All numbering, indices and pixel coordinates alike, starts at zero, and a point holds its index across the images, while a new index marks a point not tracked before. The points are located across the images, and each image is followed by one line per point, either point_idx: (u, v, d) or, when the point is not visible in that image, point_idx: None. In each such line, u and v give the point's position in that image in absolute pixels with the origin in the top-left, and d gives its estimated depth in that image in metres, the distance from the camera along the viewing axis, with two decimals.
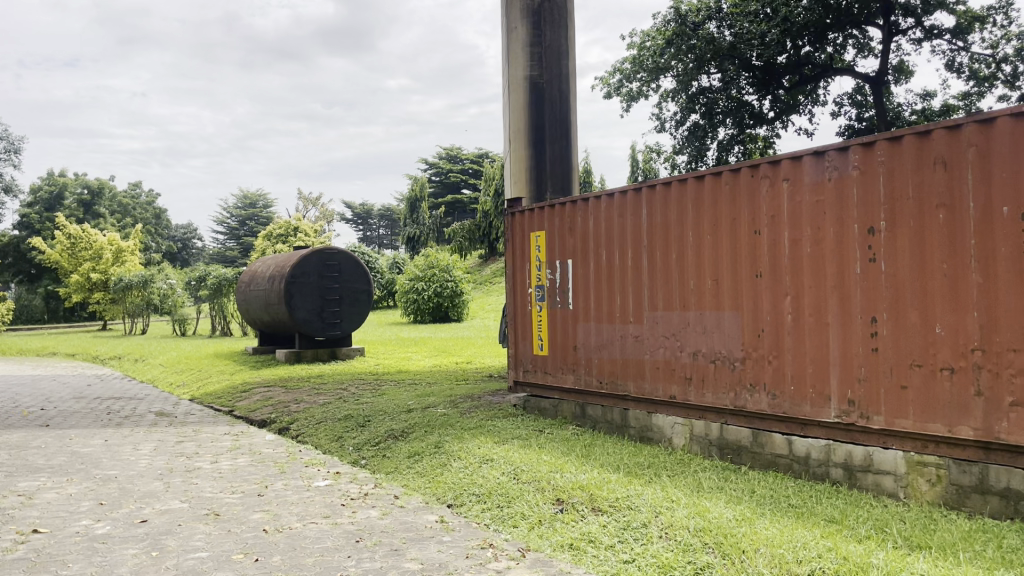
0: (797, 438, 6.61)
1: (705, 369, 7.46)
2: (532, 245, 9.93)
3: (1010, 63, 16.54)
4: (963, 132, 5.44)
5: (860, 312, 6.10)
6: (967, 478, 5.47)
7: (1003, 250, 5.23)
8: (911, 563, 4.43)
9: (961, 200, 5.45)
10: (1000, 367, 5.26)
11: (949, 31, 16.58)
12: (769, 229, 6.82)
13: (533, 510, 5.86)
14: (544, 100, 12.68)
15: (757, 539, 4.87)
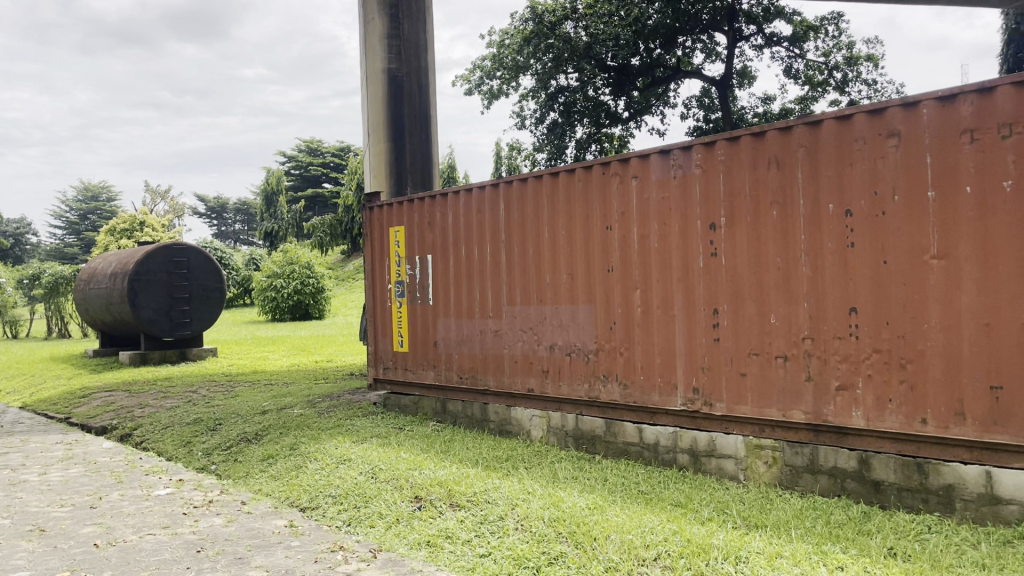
0: (647, 426, 6.84)
1: (561, 361, 7.60)
2: (391, 240, 9.81)
3: (840, 70, 17.78)
4: (793, 134, 5.78)
5: (703, 304, 6.38)
6: (799, 459, 5.81)
7: (829, 244, 5.58)
8: (748, 542, 4.66)
9: (793, 197, 5.78)
10: (827, 354, 5.62)
11: (787, 39, 17.61)
12: (619, 225, 7.02)
13: (390, 509, 5.77)
14: (403, 93, 12.56)
15: (607, 526, 5.00)
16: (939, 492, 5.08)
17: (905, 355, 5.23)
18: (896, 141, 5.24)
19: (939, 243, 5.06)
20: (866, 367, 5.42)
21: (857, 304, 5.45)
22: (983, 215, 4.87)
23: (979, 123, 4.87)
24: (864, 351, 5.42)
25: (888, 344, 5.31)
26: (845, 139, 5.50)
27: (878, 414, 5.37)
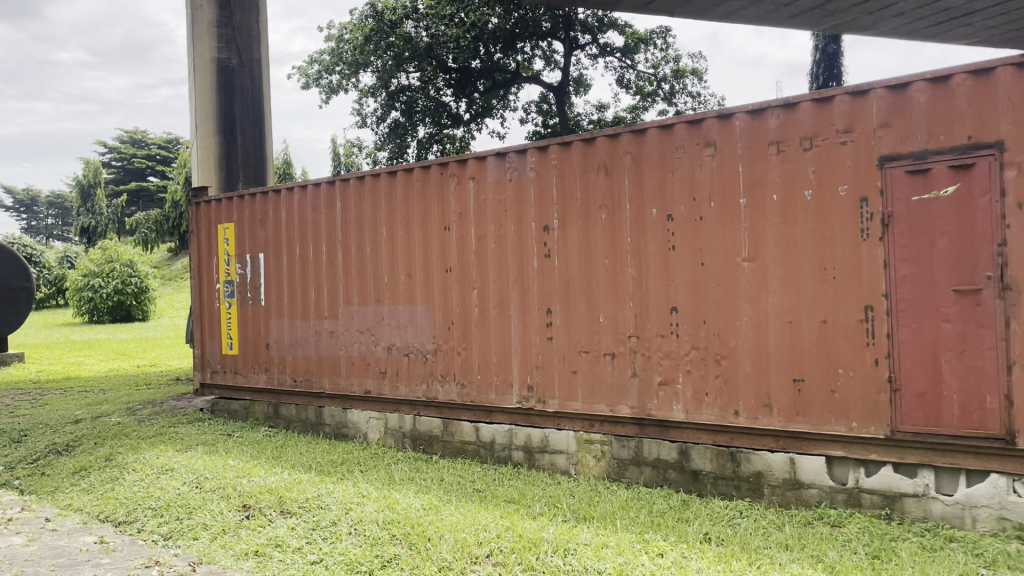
0: (482, 425, 6.91)
1: (398, 362, 7.55)
2: (220, 237, 9.38)
3: (668, 82, 18.74)
4: (620, 141, 6.03)
5: (537, 304, 6.53)
6: (625, 452, 6.05)
7: (653, 247, 5.86)
8: (577, 534, 4.80)
9: (620, 201, 6.03)
10: (651, 351, 5.89)
11: (619, 50, 18.35)
12: (456, 225, 7.06)
13: (216, 519, 5.51)
14: (234, 84, 12.08)
15: (442, 525, 5.01)
16: (750, 478, 5.44)
17: (719, 351, 5.57)
18: (712, 150, 5.57)
19: (749, 247, 5.42)
20: (685, 363, 5.73)
21: (678, 303, 5.75)
22: (787, 221, 5.26)
23: (784, 136, 5.26)
24: (684, 348, 5.73)
25: (705, 341, 5.63)
26: (667, 147, 5.79)
27: (696, 408, 5.68)
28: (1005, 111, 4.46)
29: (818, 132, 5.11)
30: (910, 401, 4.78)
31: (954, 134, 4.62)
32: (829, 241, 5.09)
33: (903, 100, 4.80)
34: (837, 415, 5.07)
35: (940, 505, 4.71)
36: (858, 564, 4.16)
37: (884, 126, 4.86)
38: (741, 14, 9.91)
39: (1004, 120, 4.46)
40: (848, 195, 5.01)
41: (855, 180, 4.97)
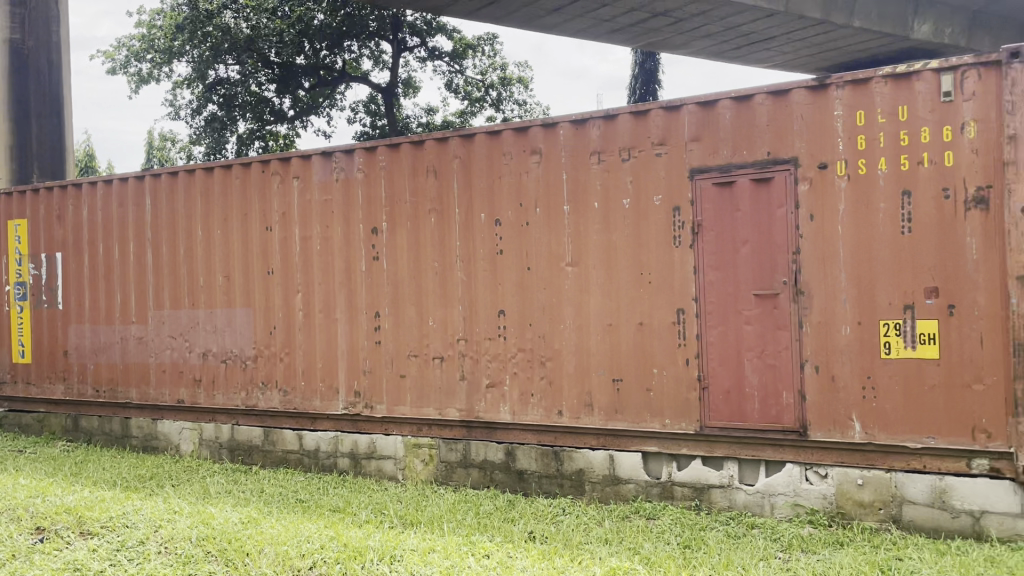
0: (306, 432, 6.70)
1: (215, 369, 7.16)
2: (10, 235, 8.53)
3: (496, 89, 19.05)
4: (449, 145, 6.05)
5: (364, 307, 6.41)
6: (453, 455, 6.06)
7: (481, 250, 5.92)
8: (403, 540, 4.75)
9: (448, 204, 6.04)
10: (478, 354, 5.94)
11: (448, 54, 18.44)
12: (280, 226, 6.80)
13: (3, 545, 4.96)
14: (28, 68, 11.07)
15: (261, 539, 4.80)
16: (572, 476, 5.61)
17: (545, 353, 5.70)
18: (537, 157, 5.71)
19: (573, 252, 5.60)
20: (512, 365, 5.81)
21: (505, 307, 5.84)
22: (607, 227, 5.47)
23: (604, 146, 5.48)
24: (510, 350, 5.82)
25: (531, 343, 5.75)
26: (494, 152, 5.87)
27: (522, 409, 5.78)
28: (799, 130, 4.87)
29: (636, 143, 5.36)
30: (717, 398, 5.11)
31: (756, 149, 4.99)
32: (646, 247, 5.35)
33: (711, 116, 5.13)
34: (653, 413, 5.33)
35: (743, 495, 5.07)
36: (670, 554, 4.40)
37: (695, 140, 5.17)
38: (564, 26, 10.25)
39: (798, 138, 4.87)
40: (663, 204, 5.28)
41: (669, 190, 5.26)
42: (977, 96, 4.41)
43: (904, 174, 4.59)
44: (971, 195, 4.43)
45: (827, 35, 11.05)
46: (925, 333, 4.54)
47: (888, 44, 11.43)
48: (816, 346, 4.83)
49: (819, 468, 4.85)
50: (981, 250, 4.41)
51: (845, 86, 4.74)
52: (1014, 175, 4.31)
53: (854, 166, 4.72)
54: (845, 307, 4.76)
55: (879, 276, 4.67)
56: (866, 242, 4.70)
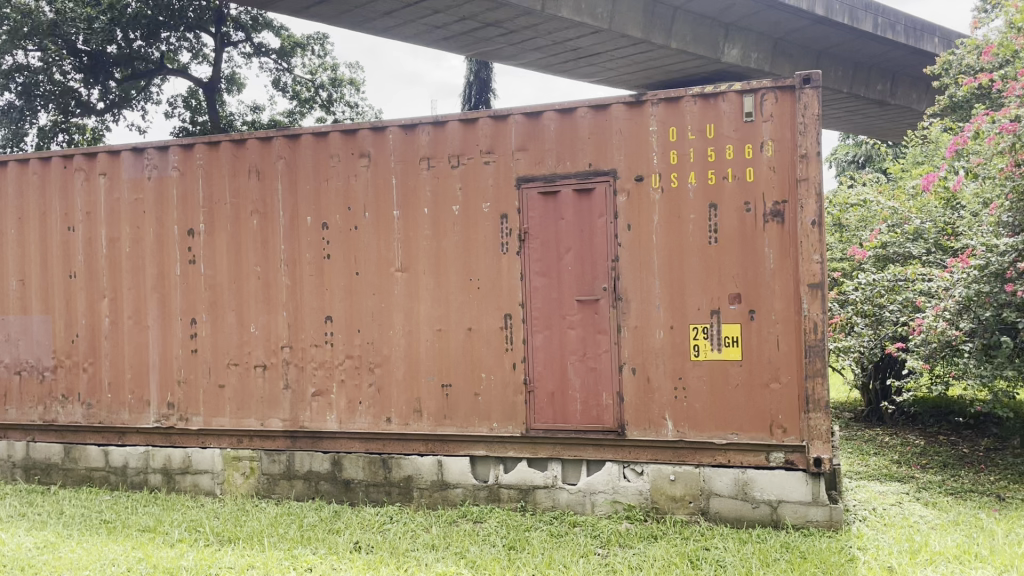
0: (113, 448, 6.24)
1: (8, 382, 6.52)
2: None
3: (326, 89, 18.62)
4: (273, 145, 5.85)
5: (180, 313, 6.06)
6: (276, 467, 5.85)
7: (306, 255, 5.76)
8: (219, 558, 4.52)
9: (272, 206, 5.83)
10: (303, 362, 5.76)
11: (275, 52, 17.82)
12: (84, 226, 6.31)
13: None
14: None
15: (59, 565, 4.41)
16: (400, 483, 5.56)
17: (373, 360, 5.61)
18: (366, 161, 5.63)
19: (402, 257, 5.56)
20: (339, 373, 5.68)
21: (332, 313, 5.70)
22: (436, 233, 5.48)
23: (433, 152, 5.49)
24: (337, 357, 5.69)
25: (358, 350, 5.65)
26: (321, 154, 5.74)
27: (349, 417, 5.66)
28: (617, 143, 5.10)
29: (464, 150, 5.41)
30: (542, 401, 5.24)
31: (578, 160, 5.18)
32: (474, 254, 5.40)
33: (537, 126, 5.27)
34: (481, 417, 5.38)
35: (566, 494, 5.23)
36: (495, 556, 4.45)
37: (521, 149, 5.29)
38: (396, 31, 10.19)
39: (617, 152, 5.10)
40: (491, 211, 5.36)
41: (497, 198, 5.34)
42: (774, 118, 4.80)
43: (712, 189, 4.91)
44: (769, 209, 4.81)
45: (648, 54, 11.64)
46: (729, 337, 4.88)
47: (702, 66, 12.20)
48: (633, 349, 5.06)
49: (636, 466, 5.09)
50: (778, 260, 4.80)
51: (659, 104, 5.01)
52: (805, 192, 4.71)
53: (667, 179, 5.00)
54: (659, 312, 5.02)
55: (689, 284, 4.96)
56: (678, 251, 4.99)
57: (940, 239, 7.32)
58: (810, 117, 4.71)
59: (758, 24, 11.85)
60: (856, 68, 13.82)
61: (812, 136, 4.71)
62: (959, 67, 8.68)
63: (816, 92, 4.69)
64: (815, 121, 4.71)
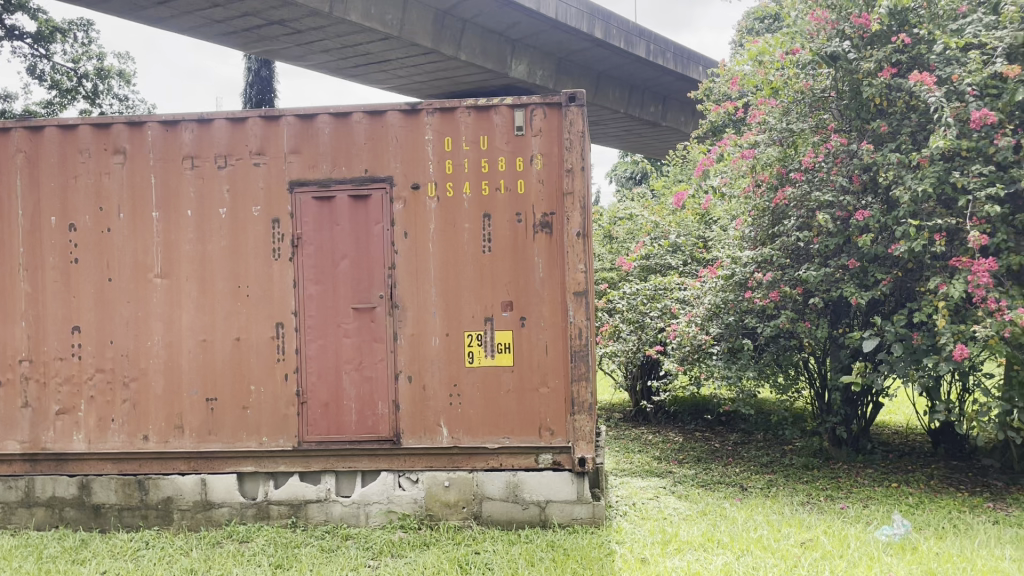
0: None
1: None
2: None
3: (91, 80, 17.14)
4: (11, 136, 5.27)
5: None
6: (12, 494, 5.26)
7: (50, 259, 5.24)
8: None
9: (9, 205, 5.26)
10: (46, 377, 5.23)
11: (30, 36, 16.15)
12: None
13: None
14: None
15: None
16: (158, 505, 5.18)
17: (128, 373, 5.19)
18: (121, 158, 5.21)
19: (162, 262, 5.20)
20: (88, 388, 5.21)
21: (80, 322, 5.22)
22: (201, 237, 5.17)
23: (198, 151, 5.18)
24: (86, 371, 5.21)
25: (111, 363, 5.20)
26: (69, 149, 5.24)
27: (99, 436, 5.20)
28: (393, 150, 5.07)
29: (233, 151, 5.16)
30: (315, 412, 5.08)
31: (353, 165, 5.09)
32: (242, 260, 5.15)
33: (311, 129, 5.12)
34: (248, 431, 5.13)
35: (339, 507, 5.11)
36: None
37: (294, 152, 5.13)
38: (170, 21, 9.57)
39: (392, 159, 5.07)
40: (261, 215, 5.14)
41: (268, 201, 5.14)
42: (543, 132, 4.98)
43: (485, 199, 5.01)
44: (537, 220, 4.98)
45: (437, 65, 11.73)
46: (501, 343, 4.99)
47: (490, 79, 12.49)
48: (408, 357, 5.04)
49: (411, 474, 5.07)
50: (546, 269, 4.98)
51: (434, 113, 5.04)
52: (571, 205, 4.93)
53: (442, 188, 5.04)
54: (434, 320, 5.04)
55: (463, 292, 5.03)
56: (452, 260, 5.04)
57: (693, 250, 8.10)
58: (575, 133, 4.94)
59: (542, 42, 12.32)
60: (632, 90, 14.74)
61: (577, 151, 4.94)
62: (716, 95, 9.30)
63: (580, 110, 4.93)
64: (580, 137, 4.93)
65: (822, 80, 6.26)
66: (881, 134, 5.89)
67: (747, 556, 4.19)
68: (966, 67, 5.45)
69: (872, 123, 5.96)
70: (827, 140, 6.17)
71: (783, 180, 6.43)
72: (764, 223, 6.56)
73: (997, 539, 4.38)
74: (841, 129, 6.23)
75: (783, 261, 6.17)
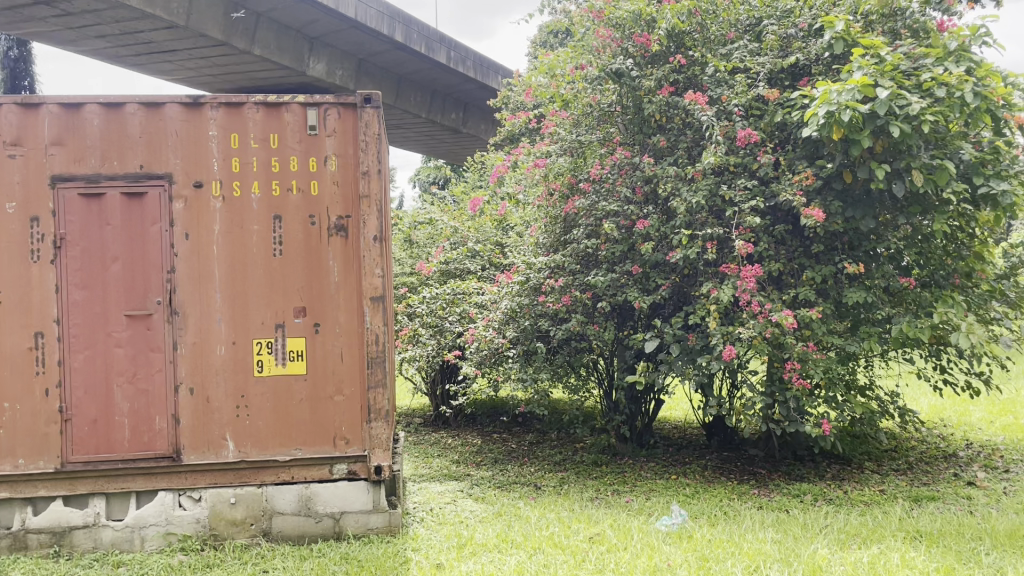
0: None
1: None
2: None
3: None
4: None
5: None
6: None
7: None
8: None
9: None
10: None
11: None
12: None
13: None
14: None
15: None
16: None
17: None
18: None
19: None
20: None
21: None
22: None
23: None
24: None
25: None
26: None
27: None
28: (172, 145, 4.72)
29: None
30: (81, 429, 4.63)
31: (128, 161, 4.69)
32: None
33: (78, 119, 4.66)
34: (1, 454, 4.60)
35: (110, 532, 4.69)
36: None
37: (56, 144, 4.64)
38: None
39: (172, 155, 4.72)
40: (17, 213, 4.62)
41: (25, 198, 4.63)
42: (337, 133, 4.84)
43: (276, 200, 4.78)
44: (332, 223, 4.82)
45: (229, 58, 11.15)
46: (293, 351, 4.79)
47: (287, 76, 12.05)
48: (190, 368, 4.72)
49: (193, 492, 4.75)
50: (341, 273, 4.83)
51: (219, 107, 4.75)
52: (367, 208, 4.82)
53: (229, 187, 4.76)
54: (219, 327, 4.75)
55: (252, 298, 4.77)
56: (240, 263, 4.76)
57: (491, 256, 8.25)
58: (371, 136, 4.83)
59: (341, 42, 12.05)
60: (433, 96, 14.81)
61: (373, 154, 4.84)
62: (514, 104, 9.50)
63: (376, 111, 4.84)
64: (376, 139, 4.84)
65: (609, 95, 6.58)
66: (660, 148, 6.31)
67: (538, 554, 4.29)
68: (734, 90, 5.93)
69: (653, 138, 6.36)
70: (612, 152, 6.48)
71: (574, 189, 6.70)
72: (556, 230, 6.82)
73: (760, 523, 4.78)
74: (625, 143, 6.57)
75: (574, 267, 6.43)
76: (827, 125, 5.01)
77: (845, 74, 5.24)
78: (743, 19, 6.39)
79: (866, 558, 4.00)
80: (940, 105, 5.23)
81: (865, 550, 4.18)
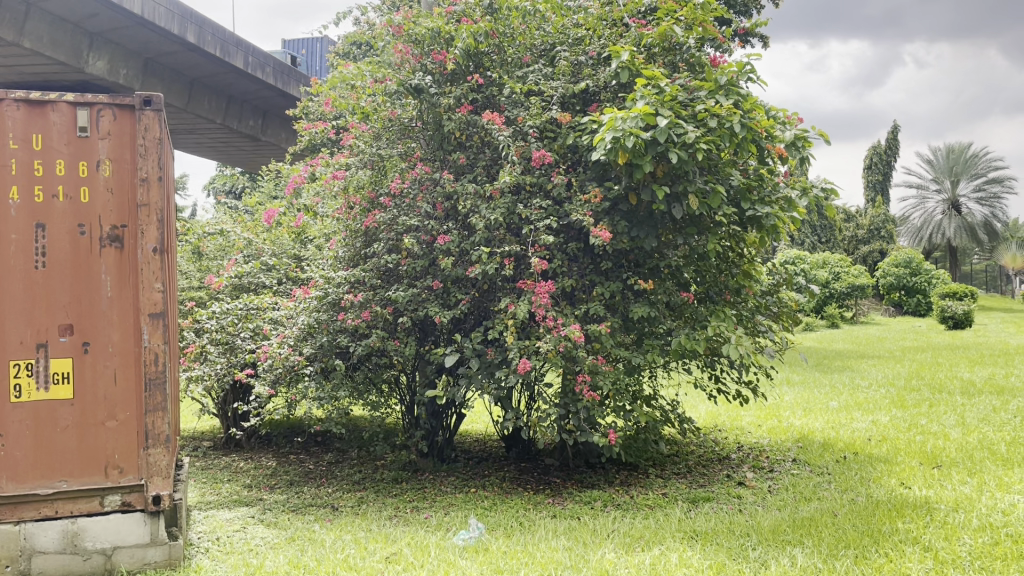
0: None
1: None
2: None
3: None
4: None
5: None
6: None
7: None
8: None
9: None
10: None
11: None
12: None
13: None
14: None
15: None
16: None
17: None
18: None
19: None
20: None
21: None
22: None
23: None
24: None
25: None
26: None
27: None
28: None
29: None
30: None
31: None
32: None
33: None
34: None
35: None
36: None
37: None
38: None
39: None
40: None
41: None
42: (112, 136, 4.48)
43: (38, 207, 4.33)
44: (105, 233, 4.44)
45: None
46: (58, 373, 4.35)
47: (62, 72, 11.01)
48: None
49: None
50: (115, 288, 4.45)
51: None
52: (145, 218, 4.48)
53: None
54: None
55: (8, 314, 4.29)
56: None
57: (287, 270, 8.01)
58: (151, 140, 4.52)
59: (125, 38, 11.22)
60: (229, 101, 14.18)
61: (153, 160, 4.52)
62: (314, 115, 9.26)
63: (156, 115, 4.53)
64: (156, 144, 4.52)
65: (409, 110, 6.62)
66: (460, 165, 6.41)
67: None
68: (529, 111, 6.14)
69: (452, 155, 6.43)
70: (412, 167, 6.53)
71: (374, 204, 6.62)
72: (356, 244, 6.72)
73: (553, 531, 4.92)
74: (426, 159, 6.64)
75: (375, 282, 6.37)
76: (613, 150, 5.28)
77: (629, 102, 5.56)
78: (538, 44, 6.67)
79: (648, 560, 4.23)
80: (713, 134, 5.65)
81: (647, 552, 4.41)
